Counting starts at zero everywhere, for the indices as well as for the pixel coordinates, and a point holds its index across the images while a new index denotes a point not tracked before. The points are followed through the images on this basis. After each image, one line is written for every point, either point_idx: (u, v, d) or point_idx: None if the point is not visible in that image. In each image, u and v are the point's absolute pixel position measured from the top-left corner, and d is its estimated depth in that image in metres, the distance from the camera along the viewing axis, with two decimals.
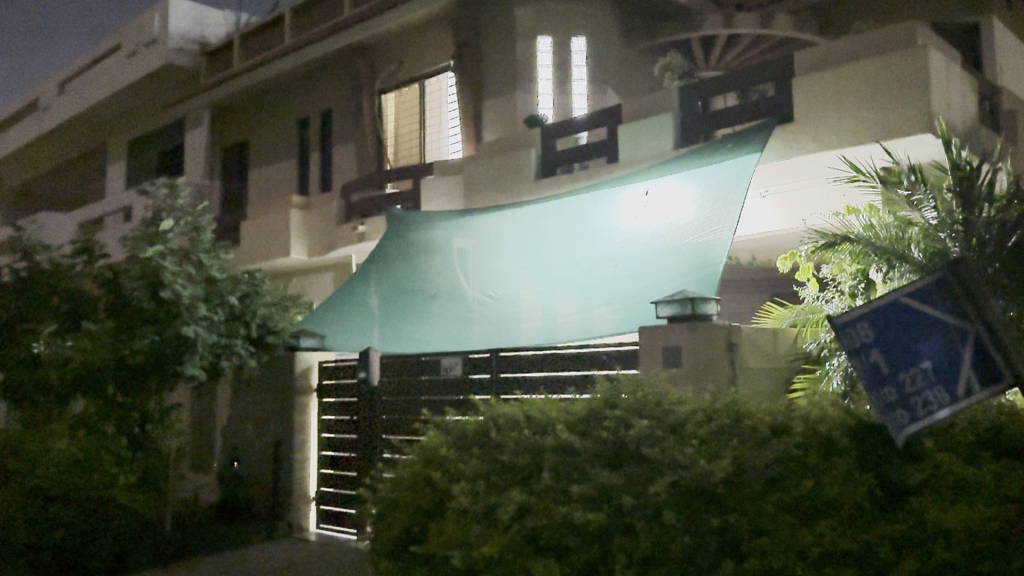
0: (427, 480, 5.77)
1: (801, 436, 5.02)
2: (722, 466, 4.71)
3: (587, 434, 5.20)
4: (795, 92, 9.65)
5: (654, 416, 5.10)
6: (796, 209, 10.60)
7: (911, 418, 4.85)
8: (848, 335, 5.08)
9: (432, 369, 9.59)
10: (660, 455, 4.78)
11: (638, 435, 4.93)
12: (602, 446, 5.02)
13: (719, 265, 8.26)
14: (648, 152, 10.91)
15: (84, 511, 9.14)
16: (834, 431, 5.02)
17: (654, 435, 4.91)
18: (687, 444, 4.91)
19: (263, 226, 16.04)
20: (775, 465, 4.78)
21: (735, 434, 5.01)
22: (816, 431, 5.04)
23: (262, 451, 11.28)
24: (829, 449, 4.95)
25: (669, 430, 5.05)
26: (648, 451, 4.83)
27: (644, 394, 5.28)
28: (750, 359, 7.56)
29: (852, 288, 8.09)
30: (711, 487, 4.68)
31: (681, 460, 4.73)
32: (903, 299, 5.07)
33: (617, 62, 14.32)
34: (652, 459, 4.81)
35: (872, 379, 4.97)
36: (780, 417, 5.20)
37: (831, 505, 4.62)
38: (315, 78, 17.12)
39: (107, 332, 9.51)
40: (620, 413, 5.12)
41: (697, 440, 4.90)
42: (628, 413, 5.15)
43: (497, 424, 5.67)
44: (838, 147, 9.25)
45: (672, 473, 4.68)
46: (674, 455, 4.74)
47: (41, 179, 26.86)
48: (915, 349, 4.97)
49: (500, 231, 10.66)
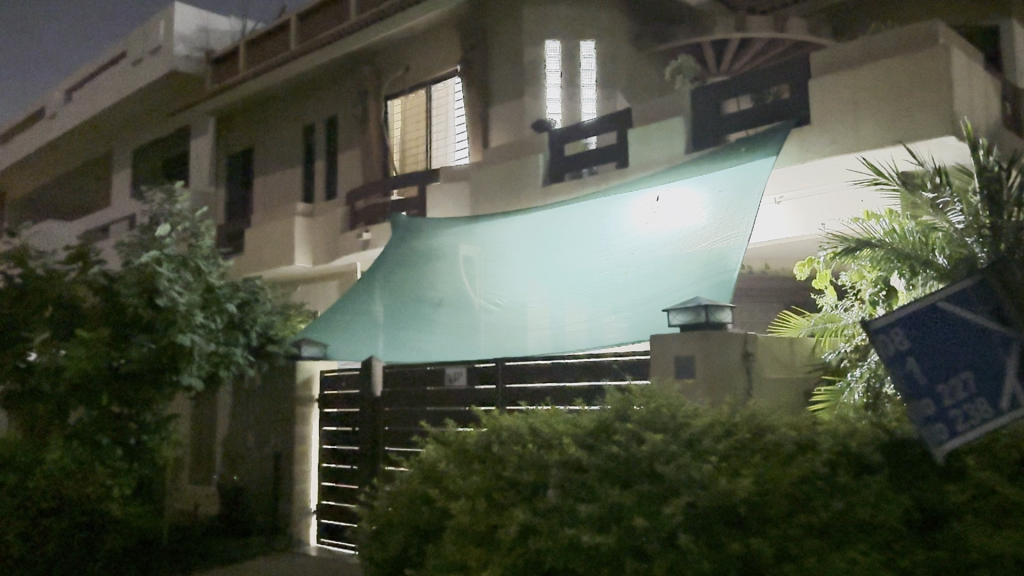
0: (424, 497, 5.46)
1: (827, 453, 4.73)
2: (745, 483, 4.37)
3: (595, 447, 4.87)
4: (813, 94, 9.34)
5: (668, 430, 4.76)
6: (812, 215, 10.22)
7: (951, 432, 4.55)
8: (884, 343, 4.74)
9: (436, 378, 9.33)
10: (676, 473, 4.43)
11: (650, 451, 4.58)
12: (613, 462, 4.66)
13: (734, 273, 8.04)
14: (660, 156, 10.64)
15: (75, 523, 8.85)
16: (866, 447, 4.74)
17: (669, 450, 4.56)
18: (705, 460, 4.58)
19: (267, 234, 15.80)
20: (800, 484, 4.47)
21: (755, 450, 4.74)
22: (843, 449, 4.75)
23: (262, 462, 10.98)
24: (863, 468, 4.71)
25: (686, 442, 4.68)
26: (663, 469, 4.48)
27: (658, 404, 4.98)
28: (766, 370, 7.24)
29: (873, 296, 7.72)
30: (734, 506, 4.34)
31: (696, 479, 4.40)
32: (942, 302, 4.74)
33: (628, 68, 14.06)
34: (668, 478, 4.45)
35: (908, 391, 4.67)
36: (805, 432, 4.85)
37: (867, 527, 4.27)
38: (321, 84, 16.91)
39: (101, 342, 9.06)
40: (632, 427, 4.78)
41: (715, 456, 4.59)
42: (641, 425, 4.81)
43: (501, 436, 5.33)
44: (859, 150, 8.92)
45: (690, 492, 4.35)
46: (691, 471, 4.41)
47: (46, 187, 26.79)
48: (954, 358, 4.67)
49: (506, 239, 10.36)
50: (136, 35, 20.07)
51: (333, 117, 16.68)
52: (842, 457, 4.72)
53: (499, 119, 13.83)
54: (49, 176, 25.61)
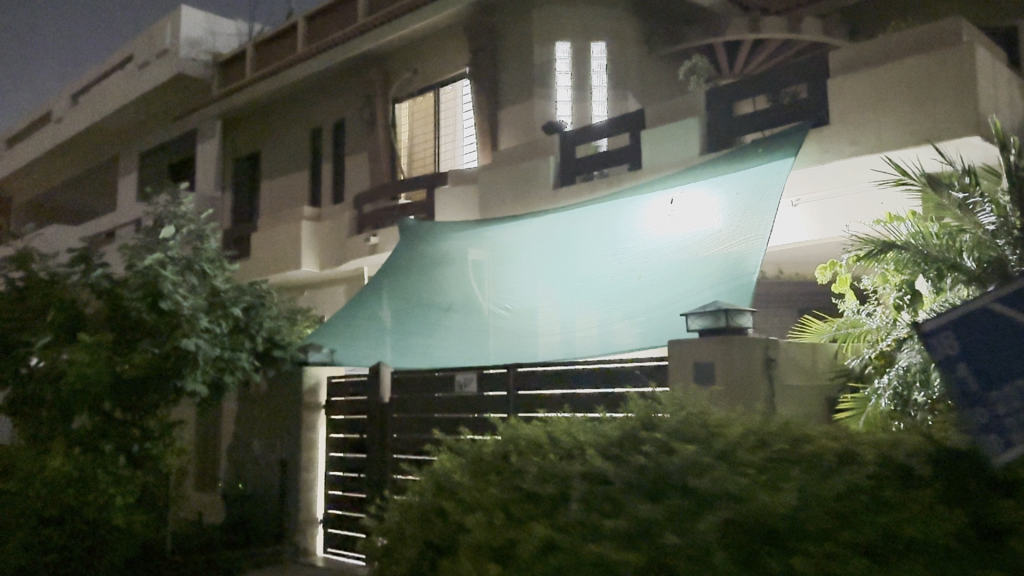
0: (438, 510, 5.20)
1: (868, 463, 4.42)
2: (787, 492, 4.01)
3: (621, 459, 4.62)
4: (832, 93, 9.12)
5: (700, 440, 4.50)
6: (830, 218, 9.95)
7: (1005, 445, 4.33)
8: (932, 346, 4.68)
9: (446, 386, 8.98)
10: (714, 486, 4.03)
11: (682, 464, 4.24)
12: (641, 474, 4.34)
13: (752, 277, 7.83)
14: (673, 158, 10.41)
15: (74, 535, 8.65)
16: (913, 458, 4.45)
17: (703, 461, 4.22)
18: (745, 473, 4.23)
19: (274, 238, 15.61)
20: (844, 498, 4.03)
21: (795, 461, 4.39)
22: (885, 458, 4.47)
23: (269, 470, 10.77)
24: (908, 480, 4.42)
25: (719, 453, 4.37)
26: (700, 483, 4.08)
27: (686, 413, 4.73)
28: (789, 377, 7.00)
29: (897, 300, 7.27)
30: (778, 523, 3.86)
31: (737, 492, 3.98)
32: (993, 304, 4.57)
33: (640, 69, 13.86)
34: (703, 491, 4.06)
35: (961, 399, 4.57)
36: (845, 443, 4.58)
37: (918, 545, 3.82)
38: (328, 86, 16.74)
39: (104, 346, 8.87)
40: (661, 438, 4.53)
41: (753, 468, 4.26)
42: (669, 436, 4.55)
43: (519, 446, 5.21)
44: (882, 150, 8.69)
45: (726, 507, 3.93)
46: (727, 483, 4.01)
47: (54, 192, 26.69)
48: (1008, 355, 4.46)
49: (516, 243, 10.11)
50: (143, 39, 20.01)
51: (340, 121, 16.51)
52: (885, 469, 4.40)
53: (509, 122, 13.63)
54: (57, 181, 25.52)
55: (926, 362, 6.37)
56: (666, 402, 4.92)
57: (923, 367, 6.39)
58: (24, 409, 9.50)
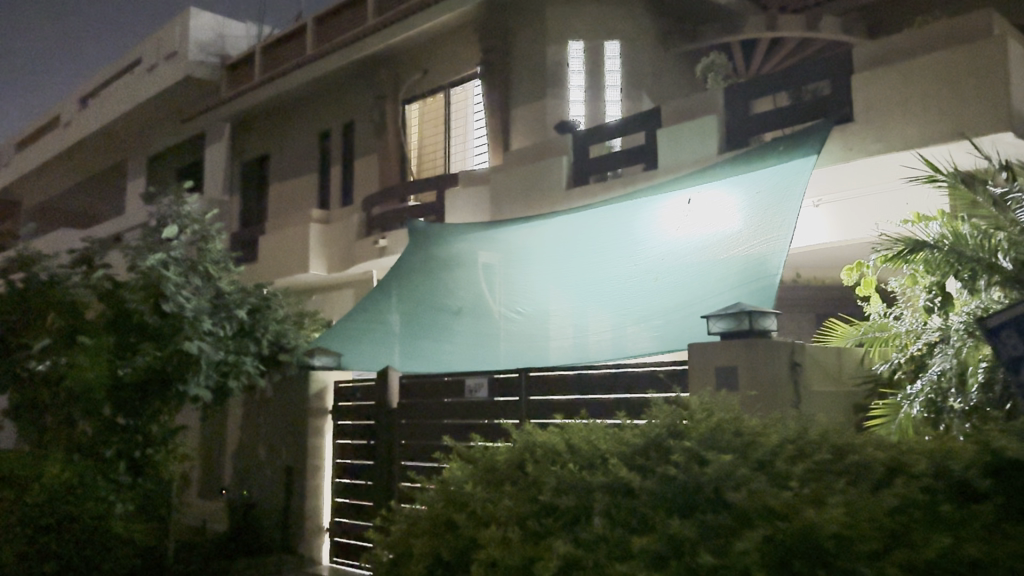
0: (450, 523, 4.88)
1: (922, 475, 4.08)
2: (826, 503, 3.71)
3: (646, 470, 4.30)
4: (857, 89, 8.83)
5: (735, 451, 4.15)
6: (853, 220, 9.62)
7: None
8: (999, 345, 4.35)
9: (456, 391, 8.70)
10: (748, 500, 3.74)
11: (715, 475, 3.93)
12: (669, 485, 4.03)
13: (775, 278, 7.60)
14: (691, 157, 10.10)
15: (74, 544, 8.38)
16: (971, 470, 4.09)
17: (740, 473, 3.90)
18: (786, 487, 3.91)
19: (283, 241, 15.36)
20: (892, 516, 3.70)
21: (841, 474, 4.05)
22: (941, 471, 4.12)
23: (274, 478, 10.49)
24: (966, 494, 4.06)
25: (756, 463, 4.08)
26: (732, 497, 3.79)
27: (715, 417, 4.42)
28: (814, 382, 6.68)
29: (927, 303, 6.88)
30: (821, 542, 3.45)
31: (778, 509, 3.68)
32: None
33: (655, 68, 13.57)
34: (740, 507, 3.75)
35: None
36: (895, 453, 4.26)
37: (978, 565, 3.46)
38: (336, 88, 16.51)
39: (107, 349, 8.70)
40: (691, 445, 4.16)
41: (795, 481, 3.94)
42: (697, 443, 4.20)
43: (536, 455, 4.86)
44: (913, 147, 8.36)
45: (767, 525, 3.61)
46: (767, 499, 3.71)
47: (64, 196, 26.56)
48: None
49: (527, 245, 9.80)
50: (152, 41, 19.85)
51: (349, 122, 16.29)
52: (940, 482, 4.06)
53: (521, 122, 13.35)
54: (67, 185, 25.40)
55: (961, 368, 6.09)
56: (694, 407, 4.59)
57: (958, 374, 6.10)
58: (33, 419, 9.51)
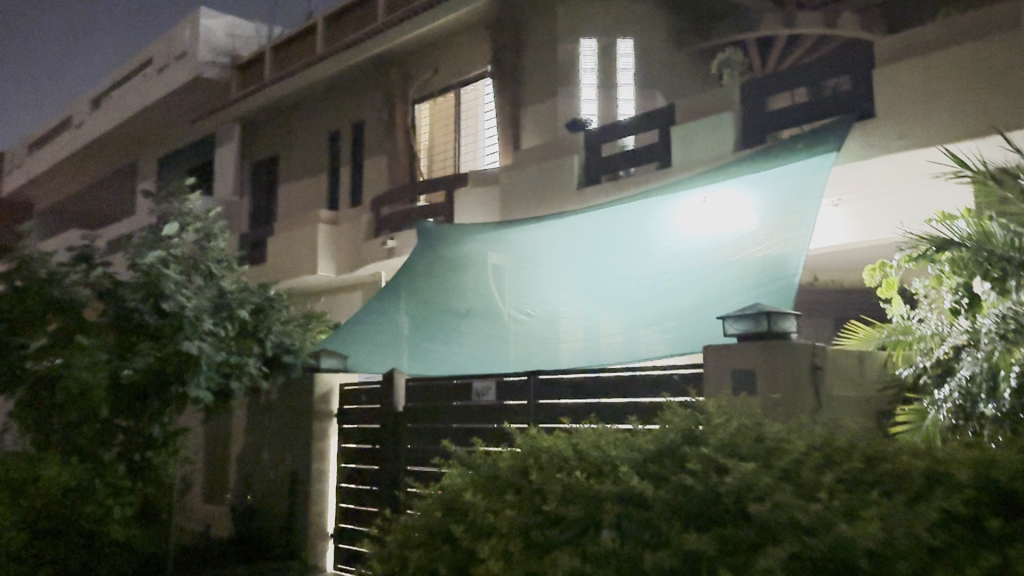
0: (446, 534, 4.66)
1: (964, 485, 3.75)
2: (864, 519, 3.39)
3: (660, 478, 3.99)
4: (879, 85, 8.53)
5: (756, 459, 3.84)
6: (871, 221, 9.33)
7: None
8: None
9: (463, 394, 8.42)
10: (774, 513, 3.42)
11: (733, 485, 3.61)
12: (685, 497, 3.73)
13: (794, 278, 7.31)
14: (706, 155, 9.83)
15: (75, 547, 8.33)
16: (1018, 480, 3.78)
17: (761, 481, 3.58)
18: (813, 499, 3.61)
19: (291, 242, 15.20)
20: (932, 533, 3.42)
21: (874, 484, 3.77)
22: (982, 481, 3.82)
23: (277, 482, 10.26)
24: (1012, 506, 3.77)
25: (783, 472, 3.78)
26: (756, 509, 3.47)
27: (735, 419, 4.12)
28: (835, 386, 6.39)
29: (953, 304, 6.60)
30: (854, 561, 3.22)
31: (808, 523, 3.38)
32: None
33: (670, 65, 13.30)
34: (761, 521, 3.46)
35: None
36: (931, 462, 3.96)
37: None
38: (345, 88, 16.33)
39: (107, 346, 8.62)
40: (708, 451, 3.87)
41: (826, 492, 3.62)
42: (716, 450, 3.90)
43: (540, 461, 4.56)
44: (940, 142, 8.03)
45: (792, 542, 3.32)
46: (795, 512, 3.39)
47: (76, 198, 26.53)
48: None
49: (539, 246, 9.63)
50: (162, 42, 19.77)
51: (359, 122, 16.09)
52: (983, 492, 3.78)
53: (532, 121, 13.08)
54: (78, 185, 25.35)
55: (993, 371, 5.72)
56: (711, 413, 4.25)
57: (988, 379, 5.75)
58: (39, 420, 9.18)
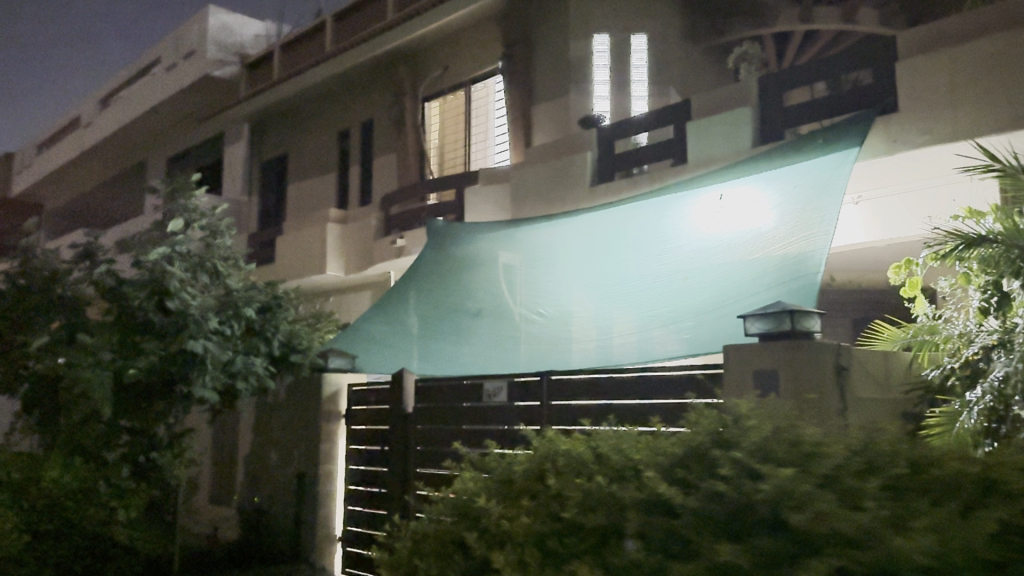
0: (459, 542, 4.46)
1: (1019, 495, 3.35)
2: (930, 536, 2.97)
3: (691, 485, 3.67)
4: (903, 78, 8.30)
5: (794, 466, 3.48)
6: (890, 220, 9.09)
7: None
8: None
9: (474, 395, 8.19)
10: (816, 526, 3.06)
11: (773, 493, 3.21)
12: (718, 505, 3.36)
13: (816, 276, 7.11)
14: (723, 151, 9.60)
15: (77, 551, 8.19)
16: None
17: (803, 489, 3.19)
18: (859, 509, 3.20)
19: (300, 241, 15.04)
20: (989, 545, 3.01)
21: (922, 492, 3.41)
22: None
23: (285, 484, 10.08)
24: None
25: (823, 478, 3.35)
26: (792, 518, 3.12)
27: (771, 419, 3.83)
28: (861, 388, 6.15)
29: (981, 304, 6.23)
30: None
31: (858, 536, 2.99)
32: None
33: (684, 61, 13.05)
34: (801, 532, 3.09)
35: None
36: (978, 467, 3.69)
37: None
38: (354, 85, 16.15)
39: (109, 344, 8.46)
40: (743, 456, 3.51)
41: (877, 498, 3.23)
42: (750, 455, 3.55)
43: (558, 463, 4.38)
44: (968, 136, 7.78)
45: (840, 555, 2.97)
46: (840, 522, 3.02)
47: (86, 199, 26.47)
48: None
49: (552, 245, 9.43)
50: (171, 41, 19.67)
51: (368, 120, 15.91)
52: None
53: (543, 118, 12.90)
54: (87, 185, 25.31)
55: None
56: (747, 415, 3.88)
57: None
58: (46, 418, 9.01)
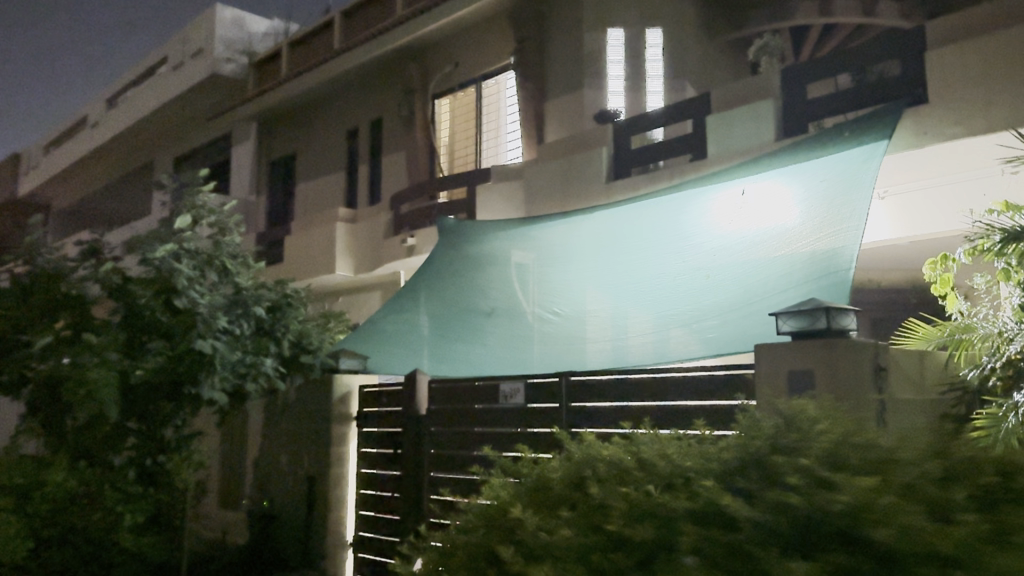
0: (491, 556, 4.15)
1: None
2: (1019, 559, 2.71)
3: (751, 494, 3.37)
4: (932, 68, 8.03)
5: (863, 473, 3.22)
6: (919, 216, 8.80)
7: None
8: None
9: (490, 397, 7.95)
10: (902, 541, 2.79)
11: (850, 503, 2.96)
12: (783, 516, 3.09)
13: (848, 273, 6.87)
14: (745, 145, 9.33)
15: (82, 558, 7.98)
16: None
17: (881, 500, 2.94)
18: (948, 521, 2.96)
19: (310, 241, 14.79)
20: None
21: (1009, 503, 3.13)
22: None
23: (296, 488, 9.83)
24: None
25: (901, 488, 3.09)
26: (874, 533, 2.84)
27: (827, 424, 3.56)
28: (898, 390, 5.88)
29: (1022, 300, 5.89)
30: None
31: (949, 552, 2.74)
32: None
33: (701, 55, 12.77)
34: (886, 544, 2.82)
35: None
36: None
37: None
38: (363, 83, 15.91)
39: (116, 344, 8.16)
40: (807, 463, 3.23)
41: (967, 512, 2.97)
42: (816, 462, 3.27)
43: (598, 472, 4.14)
44: (1006, 127, 7.50)
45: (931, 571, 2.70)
46: (915, 530, 2.81)
47: (94, 199, 26.26)
48: None
49: (566, 243, 9.16)
50: (178, 38, 19.45)
51: (377, 118, 15.67)
52: None
53: (557, 114, 12.63)
54: (93, 186, 25.12)
55: None
56: (804, 418, 3.63)
57: None
58: (50, 421, 8.76)
